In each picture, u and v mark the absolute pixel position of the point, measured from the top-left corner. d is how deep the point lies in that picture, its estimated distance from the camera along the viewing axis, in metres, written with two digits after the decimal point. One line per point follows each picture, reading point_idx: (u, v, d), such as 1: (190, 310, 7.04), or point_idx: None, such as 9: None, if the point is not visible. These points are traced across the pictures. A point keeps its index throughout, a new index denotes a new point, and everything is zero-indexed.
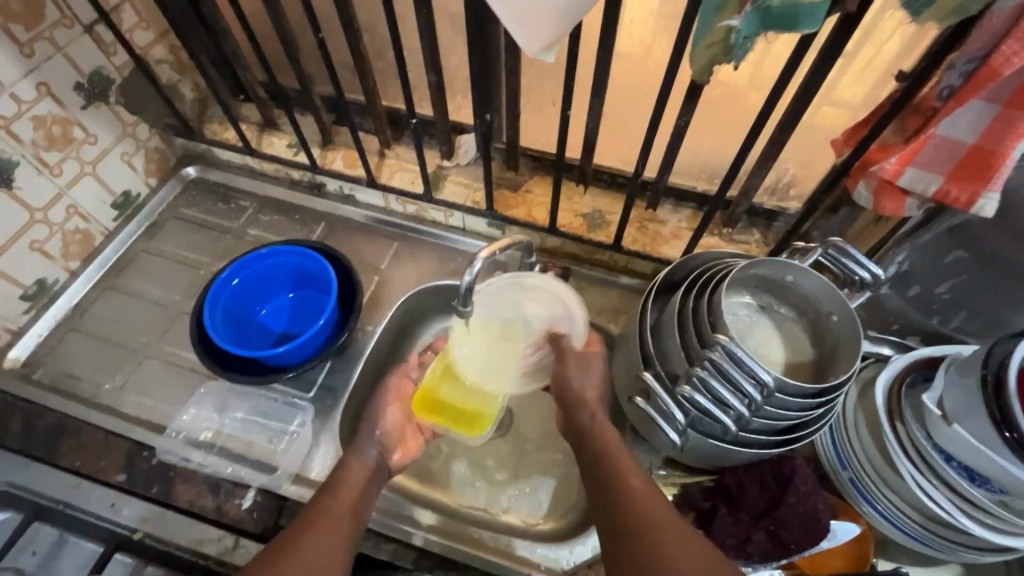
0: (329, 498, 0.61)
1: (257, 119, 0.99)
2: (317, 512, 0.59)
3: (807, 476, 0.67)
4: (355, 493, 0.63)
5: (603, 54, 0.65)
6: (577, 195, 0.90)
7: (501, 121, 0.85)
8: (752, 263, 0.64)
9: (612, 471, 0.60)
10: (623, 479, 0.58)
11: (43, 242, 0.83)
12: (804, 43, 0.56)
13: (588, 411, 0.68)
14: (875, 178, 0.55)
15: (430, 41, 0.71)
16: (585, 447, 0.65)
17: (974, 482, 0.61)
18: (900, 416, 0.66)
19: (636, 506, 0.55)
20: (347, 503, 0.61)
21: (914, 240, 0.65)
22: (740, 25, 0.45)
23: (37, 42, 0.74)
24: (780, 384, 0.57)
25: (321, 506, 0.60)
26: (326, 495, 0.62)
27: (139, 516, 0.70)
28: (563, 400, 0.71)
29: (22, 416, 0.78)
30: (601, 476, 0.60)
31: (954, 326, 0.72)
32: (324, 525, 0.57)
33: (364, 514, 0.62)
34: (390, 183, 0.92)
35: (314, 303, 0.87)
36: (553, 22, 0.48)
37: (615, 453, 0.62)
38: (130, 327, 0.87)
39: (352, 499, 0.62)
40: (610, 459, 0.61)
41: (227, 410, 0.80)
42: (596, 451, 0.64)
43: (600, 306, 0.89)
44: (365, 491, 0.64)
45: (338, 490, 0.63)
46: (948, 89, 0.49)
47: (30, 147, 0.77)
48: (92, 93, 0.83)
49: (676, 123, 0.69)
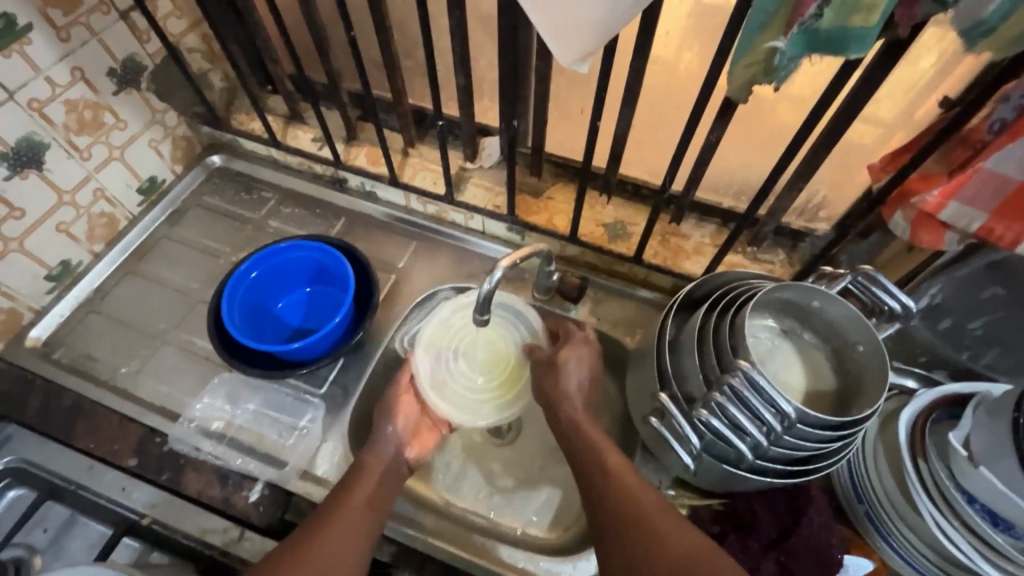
0: (345, 494, 0.62)
1: (284, 111, 1.00)
2: (337, 507, 0.60)
3: (822, 507, 0.65)
4: (372, 485, 0.64)
5: (638, 65, 0.63)
6: (600, 205, 0.88)
7: (527, 126, 0.84)
8: (779, 286, 0.63)
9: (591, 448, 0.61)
10: (642, 526, 0.52)
11: (69, 224, 0.85)
12: (846, 64, 0.54)
13: (571, 407, 0.66)
14: (914, 210, 0.54)
15: (461, 44, 0.70)
16: (589, 475, 0.60)
17: (997, 528, 0.59)
18: (924, 454, 0.64)
19: (665, 548, 0.50)
20: (360, 498, 0.62)
21: (950, 273, 0.63)
22: (784, 47, 0.43)
23: (74, 27, 0.75)
24: (801, 415, 0.56)
25: (340, 502, 0.61)
26: (346, 490, 0.63)
27: (148, 501, 0.71)
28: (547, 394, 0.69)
29: (41, 394, 0.79)
30: (620, 529, 0.54)
31: (984, 362, 0.70)
32: (342, 521, 0.58)
33: (381, 508, 0.63)
34: (412, 182, 0.92)
35: (331, 299, 0.87)
36: (590, 32, 0.47)
37: (624, 492, 0.56)
38: (149, 312, 0.88)
39: (368, 491, 0.63)
40: (623, 498, 0.55)
41: (239, 401, 0.80)
42: (602, 487, 0.58)
43: (616, 318, 0.88)
44: (379, 485, 0.65)
45: (358, 484, 0.63)
46: (999, 123, 0.47)
47: (61, 130, 0.78)
48: (124, 79, 0.84)
49: (707, 138, 0.68)
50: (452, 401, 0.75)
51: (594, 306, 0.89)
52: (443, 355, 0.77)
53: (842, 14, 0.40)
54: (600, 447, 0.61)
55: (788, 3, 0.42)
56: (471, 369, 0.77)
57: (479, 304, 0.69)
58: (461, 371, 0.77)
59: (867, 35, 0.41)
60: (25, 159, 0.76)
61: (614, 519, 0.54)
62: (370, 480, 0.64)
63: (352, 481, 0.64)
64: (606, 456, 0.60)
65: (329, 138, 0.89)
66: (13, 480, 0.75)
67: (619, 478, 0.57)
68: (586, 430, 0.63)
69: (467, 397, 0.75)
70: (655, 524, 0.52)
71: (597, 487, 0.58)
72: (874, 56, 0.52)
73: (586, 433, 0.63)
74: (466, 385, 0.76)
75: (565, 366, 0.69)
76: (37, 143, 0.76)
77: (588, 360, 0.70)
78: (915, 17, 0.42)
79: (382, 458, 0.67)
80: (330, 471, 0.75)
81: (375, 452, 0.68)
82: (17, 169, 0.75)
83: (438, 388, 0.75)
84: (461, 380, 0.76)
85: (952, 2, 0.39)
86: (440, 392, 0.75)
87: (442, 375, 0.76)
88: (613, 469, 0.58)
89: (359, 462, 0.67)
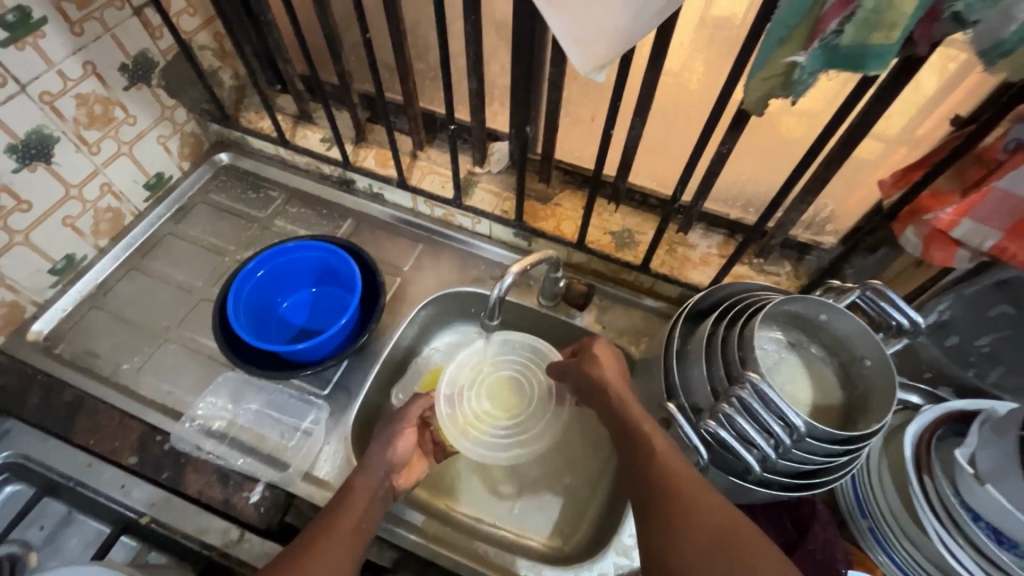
0: (334, 516, 0.60)
1: (293, 111, 1.00)
2: (323, 532, 0.58)
3: (826, 522, 0.65)
4: (360, 513, 0.61)
5: (652, 74, 0.64)
6: (607, 213, 0.89)
7: (538, 132, 0.85)
8: (787, 299, 0.63)
9: (628, 422, 0.60)
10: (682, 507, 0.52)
11: (75, 218, 0.84)
12: (860, 79, 0.55)
13: (604, 388, 0.65)
14: (925, 226, 0.55)
15: (476, 48, 0.71)
16: (628, 448, 0.59)
17: (1001, 546, 0.58)
18: (929, 469, 0.64)
19: (704, 535, 0.50)
20: (350, 521, 0.60)
21: (959, 290, 0.63)
22: (805, 62, 0.43)
23: (87, 21, 0.74)
24: (810, 428, 0.56)
25: (322, 533, 0.58)
26: (332, 517, 0.60)
27: (147, 501, 0.70)
28: (582, 382, 0.69)
29: (42, 389, 0.79)
30: (658, 507, 0.53)
31: (989, 380, 0.71)
32: (324, 555, 0.56)
33: (365, 536, 0.60)
34: (420, 185, 0.92)
35: (336, 300, 0.87)
36: (609, 42, 0.47)
37: (666, 470, 0.54)
38: (153, 308, 0.87)
39: (358, 514, 0.61)
40: (657, 471, 0.55)
41: (243, 401, 0.80)
42: (643, 465, 0.56)
43: (622, 327, 0.88)
44: (368, 509, 0.62)
45: (344, 510, 0.61)
46: (1014, 142, 0.48)
47: (71, 124, 0.78)
48: (136, 75, 0.84)
49: (718, 149, 0.68)
50: (473, 441, 0.76)
51: (599, 314, 0.88)
52: (461, 394, 0.79)
53: (862, 31, 0.40)
54: (640, 428, 0.59)
55: (810, 17, 0.42)
56: (488, 408, 0.79)
57: (489, 309, 0.72)
58: (479, 408, 0.78)
59: (886, 53, 0.41)
60: (34, 152, 0.75)
61: (653, 497, 0.54)
62: (358, 505, 0.61)
63: (337, 508, 0.61)
64: (648, 436, 0.58)
65: (339, 139, 0.89)
66: (9, 475, 0.75)
67: (663, 460, 0.55)
68: (616, 423, 0.62)
69: (487, 434, 0.77)
70: (696, 508, 0.51)
71: (638, 465, 0.57)
72: (888, 73, 0.53)
73: (626, 419, 0.61)
74: (484, 422, 0.77)
75: (603, 361, 0.67)
76: (46, 136, 0.76)
77: (620, 364, 0.68)
78: (934, 36, 0.42)
79: (372, 481, 0.64)
80: (332, 474, 0.74)
81: (366, 472, 0.64)
82: (25, 162, 0.75)
83: (456, 427, 0.76)
84: (479, 419, 0.77)
85: (971, 23, 0.40)
86: (459, 432, 0.76)
87: (458, 414, 0.77)
88: (656, 449, 0.56)
89: (346, 482, 0.64)
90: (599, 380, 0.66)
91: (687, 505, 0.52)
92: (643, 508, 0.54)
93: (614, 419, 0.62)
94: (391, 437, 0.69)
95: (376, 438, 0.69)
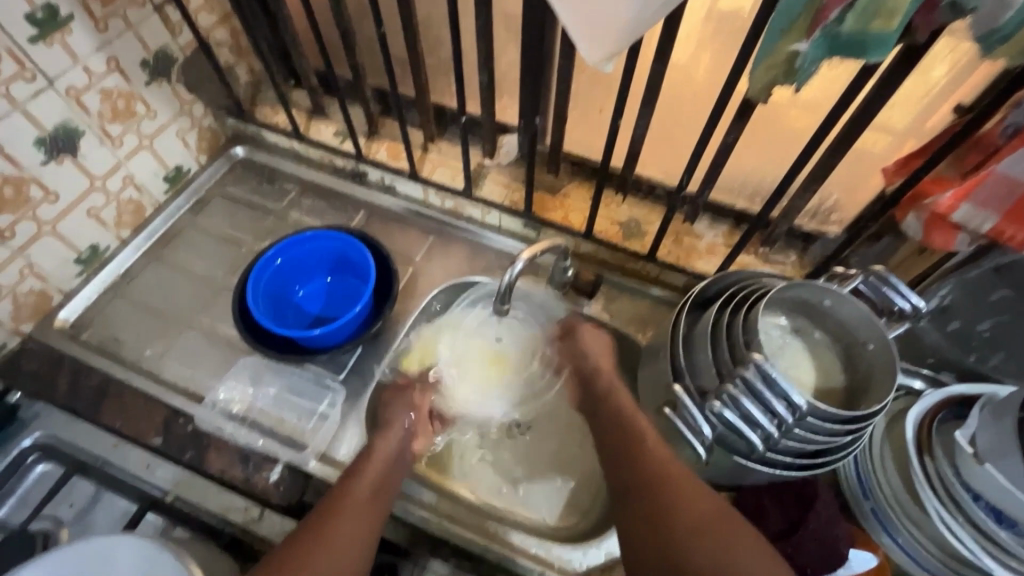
0: (357, 476, 0.65)
1: (307, 105, 1.02)
2: (347, 490, 0.63)
3: (828, 501, 0.67)
4: (379, 477, 0.66)
5: (659, 65, 0.65)
6: (615, 204, 0.91)
7: (546, 124, 0.86)
8: (791, 285, 0.64)
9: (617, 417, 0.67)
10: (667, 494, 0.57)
11: (100, 209, 0.87)
12: (863, 67, 0.56)
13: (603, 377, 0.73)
14: (926, 211, 0.57)
15: (487, 41, 0.72)
16: (614, 439, 0.65)
17: (1001, 524, 0.60)
18: (930, 452, 0.66)
19: (684, 515, 0.55)
20: (372, 481, 0.65)
21: (960, 275, 0.65)
22: (807, 50, 0.45)
23: (111, 18, 0.77)
24: (813, 408, 0.58)
25: (347, 495, 0.63)
26: (353, 481, 0.64)
27: (173, 480, 0.74)
28: (579, 368, 0.76)
29: (69, 373, 0.82)
30: (645, 494, 0.58)
31: (991, 365, 0.72)
32: (349, 513, 0.61)
33: (386, 498, 0.65)
34: (431, 177, 0.94)
35: (350, 289, 0.89)
36: (618, 33, 0.49)
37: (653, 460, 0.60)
38: (174, 297, 0.90)
39: (379, 474, 0.66)
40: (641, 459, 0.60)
41: (261, 386, 0.82)
42: (632, 455, 0.62)
43: (629, 315, 0.90)
44: (387, 474, 0.67)
45: (365, 474, 0.65)
46: (1013, 128, 0.50)
47: (96, 118, 0.81)
48: (156, 70, 0.86)
49: (724, 139, 0.70)
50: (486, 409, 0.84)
51: (606, 303, 0.91)
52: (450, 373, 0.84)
53: (864, 18, 0.42)
54: (631, 421, 0.65)
55: (811, 6, 0.43)
56: (477, 375, 0.85)
57: (500, 294, 0.74)
58: (470, 376, 0.85)
59: (887, 40, 0.43)
60: (61, 145, 0.78)
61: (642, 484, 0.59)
62: (378, 467, 0.67)
63: (357, 472, 0.65)
64: (638, 427, 0.64)
65: (353, 132, 0.91)
66: (40, 456, 0.78)
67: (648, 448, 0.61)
68: (604, 414, 0.69)
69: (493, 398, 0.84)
70: (677, 491, 0.56)
71: (623, 454, 0.62)
72: (891, 62, 0.54)
73: (614, 413, 0.67)
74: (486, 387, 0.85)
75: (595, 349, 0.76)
76: (72, 130, 0.78)
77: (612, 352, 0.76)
78: (933, 24, 0.44)
79: (389, 449, 0.69)
80: (348, 456, 0.77)
81: (384, 439, 0.69)
82: (53, 155, 0.78)
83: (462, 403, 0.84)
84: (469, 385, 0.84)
85: (969, 11, 0.41)
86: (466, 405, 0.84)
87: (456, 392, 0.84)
88: (646, 443, 0.62)
89: (364, 450, 0.68)
90: (592, 370, 0.74)
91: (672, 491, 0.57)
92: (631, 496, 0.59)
93: (604, 415, 0.69)
94: (407, 405, 0.75)
95: (392, 406, 0.75)
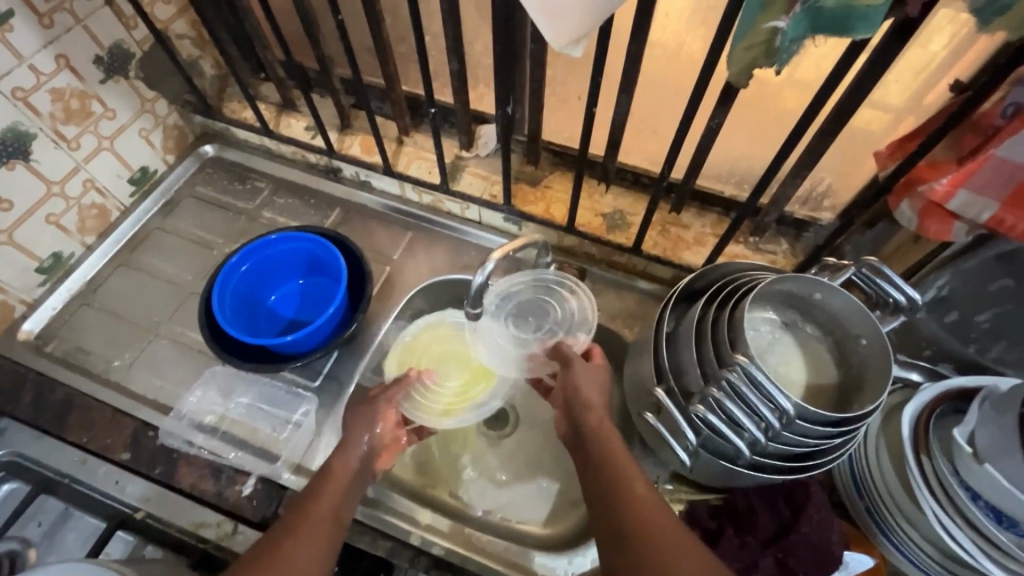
0: (313, 498, 0.60)
1: (276, 99, 0.97)
2: (302, 513, 0.58)
3: (821, 503, 0.64)
4: (337, 497, 0.60)
5: (636, 48, 0.61)
6: (598, 194, 0.87)
7: (523, 113, 0.82)
8: (779, 278, 0.61)
9: (603, 448, 0.60)
10: (660, 557, 0.49)
11: (59, 215, 0.83)
12: (853, 44, 0.52)
13: (593, 413, 0.64)
14: (921, 199, 0.53)
15: (454, 27, 0.68)
16: (600, 479, 0.58)
17: (1000, 525, 0.58)
18: (927, 449, 0.63)
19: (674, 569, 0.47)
20: (330, 505, 0.59)
21: (958, 265, 0.61)
22: (786, 28, 0.41)
23: (57, 13, 0.73)
24: (801, 411, 0.55)
25: (305, 510, 0.58)
26: (311, 496, 0.60)
27: (141, 495, 0.71)
28: (569, 401, 0.67)
29: (34, 387, 0.79)
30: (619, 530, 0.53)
31: (991, 356, 0.69)
32: (305, 534, 0.56)
33: (343, 521, 0.60)
34: (407, 171, 0.90)
35: (324, 291, 0.86)
36: (581, 14, 0.45)
37: (634, 501, 0.54)
38: (142, 304, 0.87)
39: (337, 495, 0.61)
40: (629, 505, 0.54)
41: (232, 395, 0.80)
42: (620, 497, 0.55)
43: (616, 311, 0.86)
44: (347, 492, 0.62)
45: (325, 490, 0.61)
46: (1013, 107, 0.46)
47: (47, 120, 0.77)
48: (111, 67, 0.82)
49: (708, 125, 0.66)
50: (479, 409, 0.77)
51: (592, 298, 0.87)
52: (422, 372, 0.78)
53: None
54: (615, 456, 0.59)
55: None
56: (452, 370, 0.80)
57: (471, 297, 0.70)
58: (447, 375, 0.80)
59: (874, 15, 0.39)
60: (11, 150, 0.74)
61: (628, 533, 0.52)
62: (338, 486, 0.62)
63: (316, 491, 0.60)
64: (623, 465, 0.58)
65: (322, 127, 0.87)
66: (6, 474, 0.75)
67: (636, 489, 0.55)
68: (595, 432, 0.62)
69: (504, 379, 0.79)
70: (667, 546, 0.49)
71: (610, 493, 0.56)
72: (883, 38, 0.50)
73: (601, 444, 0.61)
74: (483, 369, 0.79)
75: (589, 384, 0.67)
76: (23, 133, 0.75)
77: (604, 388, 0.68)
78: None
79: (348, 465, 0.64)
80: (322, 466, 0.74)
81: (341, 454, 0.64)
82: (3, 160, 0.74)
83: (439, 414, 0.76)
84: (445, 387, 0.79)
85: None
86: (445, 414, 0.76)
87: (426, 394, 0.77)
88: (636, 489, 0.55)
89: (322, 468, 0.63)
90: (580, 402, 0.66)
91: (667, 551, 0.49)
92: (617, 548, 0.52)
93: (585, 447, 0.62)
94: (370, 421, 0.68)
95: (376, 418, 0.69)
